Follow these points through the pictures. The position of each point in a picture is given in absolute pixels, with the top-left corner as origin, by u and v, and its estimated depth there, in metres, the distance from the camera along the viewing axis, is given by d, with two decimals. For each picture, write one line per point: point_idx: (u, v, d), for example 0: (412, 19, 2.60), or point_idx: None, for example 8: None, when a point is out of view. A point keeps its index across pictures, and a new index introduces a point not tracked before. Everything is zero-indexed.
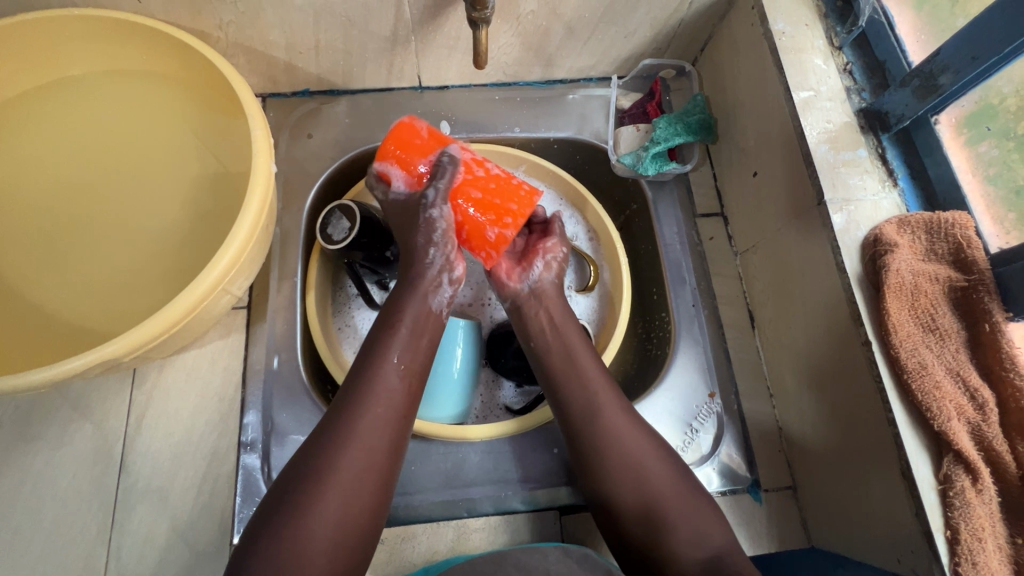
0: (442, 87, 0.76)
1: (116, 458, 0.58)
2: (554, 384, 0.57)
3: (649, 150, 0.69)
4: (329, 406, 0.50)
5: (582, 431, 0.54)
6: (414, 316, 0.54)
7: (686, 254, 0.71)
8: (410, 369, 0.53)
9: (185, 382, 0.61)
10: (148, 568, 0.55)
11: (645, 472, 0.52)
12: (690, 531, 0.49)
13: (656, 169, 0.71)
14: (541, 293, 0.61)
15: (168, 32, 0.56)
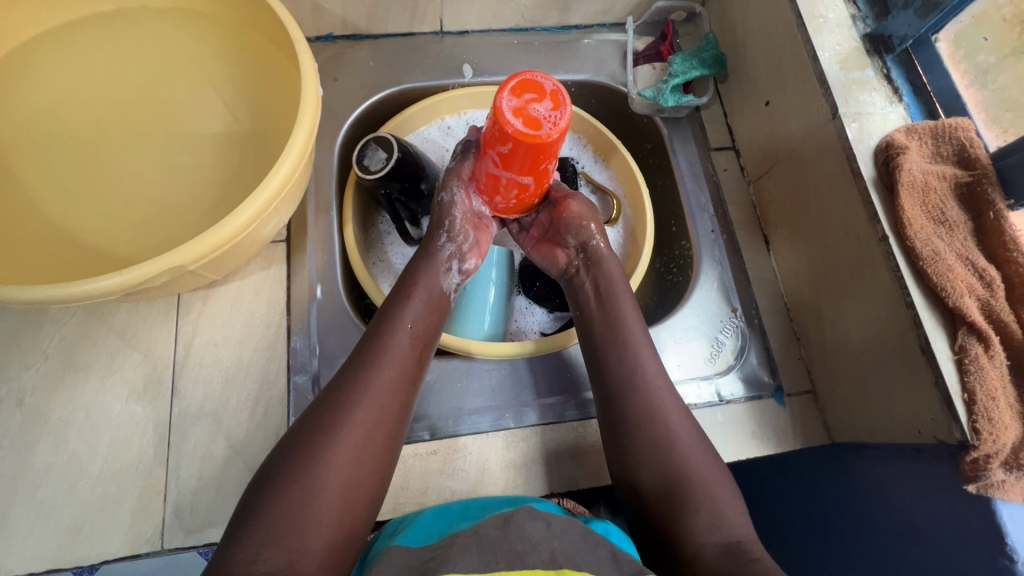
0: (462, 32, 0.79)
1: (167, 385, 0.58)
2: (600, 366, 0.58)
3: (668, 82, 0.71)
4: (353, 373, 0.51)
5: (625, 410, 0.56)
6: (426, 289, 0.58)
7: (702, 185, 0.75)
8: (417, 336, 0.55)
9: (231, 311, 0.62)
10: (208, 486, 0.56)
11: (682, 466, 0.53)
12: (711, 517, 0.50)
13: (675, 102, 0.72)
14: (595, 260, 0.63)
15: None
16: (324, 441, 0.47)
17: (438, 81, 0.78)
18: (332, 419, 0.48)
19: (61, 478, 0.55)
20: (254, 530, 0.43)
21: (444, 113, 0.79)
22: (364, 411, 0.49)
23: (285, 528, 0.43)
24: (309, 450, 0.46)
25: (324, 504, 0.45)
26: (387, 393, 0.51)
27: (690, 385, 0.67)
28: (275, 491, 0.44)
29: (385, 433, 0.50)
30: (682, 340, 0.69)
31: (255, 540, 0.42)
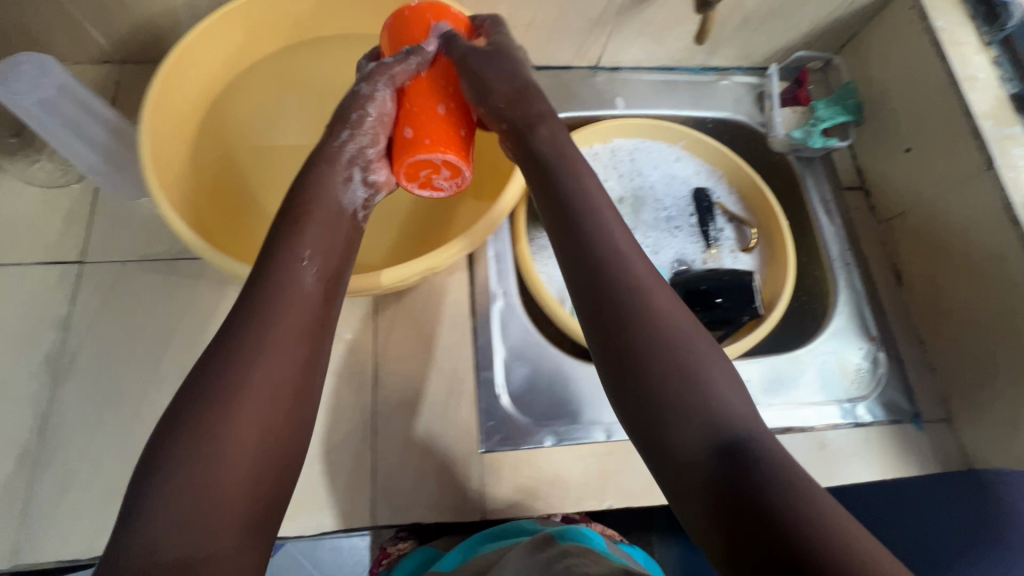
0: (614, 68, 0.86)
1: (370, 375, 0.64)
2: (595, 288, 0.44)
3: (817, 126, 0.78)
4: (233, 312, 0.43)
5: (629, 345, 0.42)
6: (326, 215, 0.49)
7: (837, 221, 0.81)
8: (330, 270, 0.47)
9: (422, 311, 0.67)
10: (410, 470, 0.61)
11: (710, 414, 0.39)
12: (807, 495, 0.35)
13: (821, 143, 0.79)
14: (558, 136, 0.53)
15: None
16: (222, 386, 0.39)
17: (592, 111, 0.84)
18: (229, 377, 0.40)
19: None
20: (156, 499, 0.36)
21: (597, 141, 0.85)
22: (267, 343, 0.41)
23: (203, 499, 0.36)
24: (223, 402, 0.39)
25: (233, 472, 0.38)
26: (291, 320, 0.43)
27: (835, 406, 0.71)
28: (171, 448, 0.37)
29: (229, 352, 0.40)
30: (823, 363, 0.73)
31: (157, 511, 0.35)
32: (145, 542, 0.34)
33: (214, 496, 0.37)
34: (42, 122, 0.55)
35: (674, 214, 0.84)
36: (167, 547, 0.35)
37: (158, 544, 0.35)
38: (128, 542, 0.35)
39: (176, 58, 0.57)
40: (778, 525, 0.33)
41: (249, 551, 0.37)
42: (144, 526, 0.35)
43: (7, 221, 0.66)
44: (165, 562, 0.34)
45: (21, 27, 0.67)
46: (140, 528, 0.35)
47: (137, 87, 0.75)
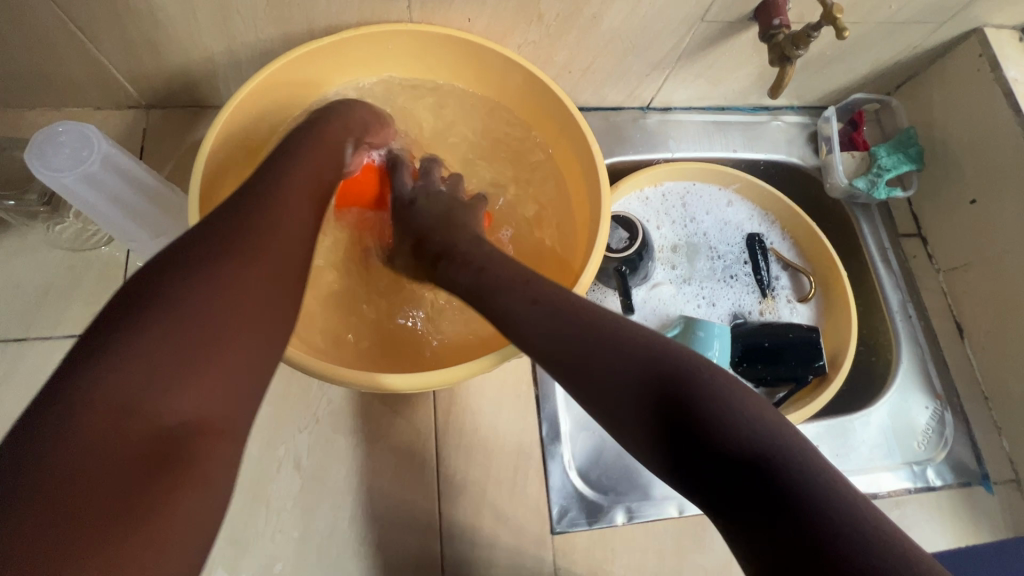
0: (665, 108, 0.82)
1: (432, 452, 0.61)
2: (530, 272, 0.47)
3: (883, 176, 0.76)
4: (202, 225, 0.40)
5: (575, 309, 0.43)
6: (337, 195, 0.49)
7: (896, 270, 0.79)
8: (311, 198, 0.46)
9: (482, 381, 0.64)
10: (479, 556, 0.58)
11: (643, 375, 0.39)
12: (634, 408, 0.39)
13: (887, 193, 0.77)
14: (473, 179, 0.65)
15: (485, 45, 0.59)
16: (211, 258, 0.38)
17: (643, 154, 0.81)
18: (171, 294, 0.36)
19: (345, 541, 0.57)
20: (125, 357, 0.34)
21: (647, 185, 0.81)
22: (261, 228, 0.41)
23: (128, 412, 0.33)
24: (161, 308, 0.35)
25: (162, 394, 0.34)
26: (287, 210, 0.43)
27: (905, 470, 0.69)
28: (144, 309, 0.35)
29: (240, 239, 0.40)
30: (891, 423, 0.71)
31: (125, 368, 0.33)
32: (119, 401, 0.33)
33: (188, 381, 0.35)
34: (80, 197, 0.49)
35: (729, 262, 0.81)
36: (170, 411, 0.34)
37: (131, 420, 0.33)
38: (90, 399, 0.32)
39: (218, 134, 0.54)
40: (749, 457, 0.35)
41: (241, 417, 0.37)
42: (107, 385, 0.33)
43: (32, 289, 0.60)
44: (146, 428, 0.33)
45: (44, 75, 0.62)
46: (106, 383, 0.33)
47: (167, 135, 0.69)
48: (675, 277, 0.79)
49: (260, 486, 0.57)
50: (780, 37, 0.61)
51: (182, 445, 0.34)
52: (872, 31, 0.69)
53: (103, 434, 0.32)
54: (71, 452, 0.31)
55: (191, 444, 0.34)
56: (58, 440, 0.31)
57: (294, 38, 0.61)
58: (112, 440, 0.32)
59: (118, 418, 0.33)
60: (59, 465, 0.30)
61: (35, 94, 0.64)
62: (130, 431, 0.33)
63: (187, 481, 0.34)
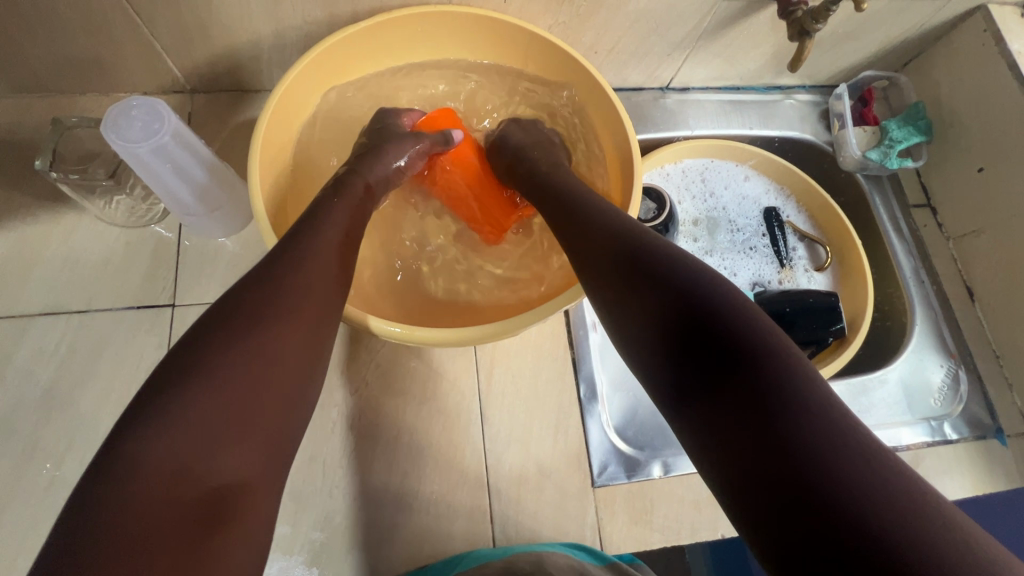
0: (683, 89, 0.86)
1: (477, 412, 0.64)
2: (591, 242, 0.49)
3: (895, 148, 0.80)
4: (243, 286, 0.42)
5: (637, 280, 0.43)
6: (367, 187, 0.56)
7: (908, 239, 0.82)
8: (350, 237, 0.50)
9: (521, 345, 0.67)
10: (526, 508, 0.61)
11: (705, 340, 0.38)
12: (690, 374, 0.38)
13: (898, 164, 0.81)
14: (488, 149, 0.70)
15: (516, 24, 0.62)
16: (254, 321, 0.39)
17: (665, 133, 0.85)
18: (217, 353, 0.37)
19: (396, 497, 0.60)
20: (172, 424, 0.34)
21: (668, 163, 0.85)
22: (290, 297, 0.42)
23: (179, 470, 0.33)
24: (211, 364, 0.37)
25: (207, 448, 0.34)
26: (313, 277, 0.44)
27: (923, 425, 0.72)
28: (187, 378, 0.36)
29: (274, 307, 0.41)
30: (908, 382, 0.74)
31: (179, 433, 0.34)
32: (168, 467, 0.33)
33: (236, 429, 0.36)
34: (151, 169, 0.52)
35: (748, 235, 0.84)
36: (214, 471, 0.34)
37: (185, 476, 0.33)
38: (141, 469, 0.33)
39: (269, 115, 0.57)
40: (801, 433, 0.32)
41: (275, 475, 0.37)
42: (155, 456, 0.33)
43: (92, 264, 0.63)
44: (196, 491, 0.33)
45: (97, 60, 0.64)
46: (156, 450, 0.33)
47: (212, 118, 0.72)
48: (697, 249, 0.83)
49: (316, 446, 0.60)
50: (799, 13, 0.64)
51: (226, 503, 0.34)
52: (884, 9, 0.73)
53: (152, 499, 0.32)
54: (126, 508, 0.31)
55: (233, 507, 0.34)
56: (118, 495, 0.31)
57: (337, 22, 0.64)
58: (169, 491, 0.33)
59: (171, 481, 0.33)
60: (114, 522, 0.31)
61: (87, 80, 0.67)
62: (183, 494, 0.33)
63: (228, 541, 0.33)
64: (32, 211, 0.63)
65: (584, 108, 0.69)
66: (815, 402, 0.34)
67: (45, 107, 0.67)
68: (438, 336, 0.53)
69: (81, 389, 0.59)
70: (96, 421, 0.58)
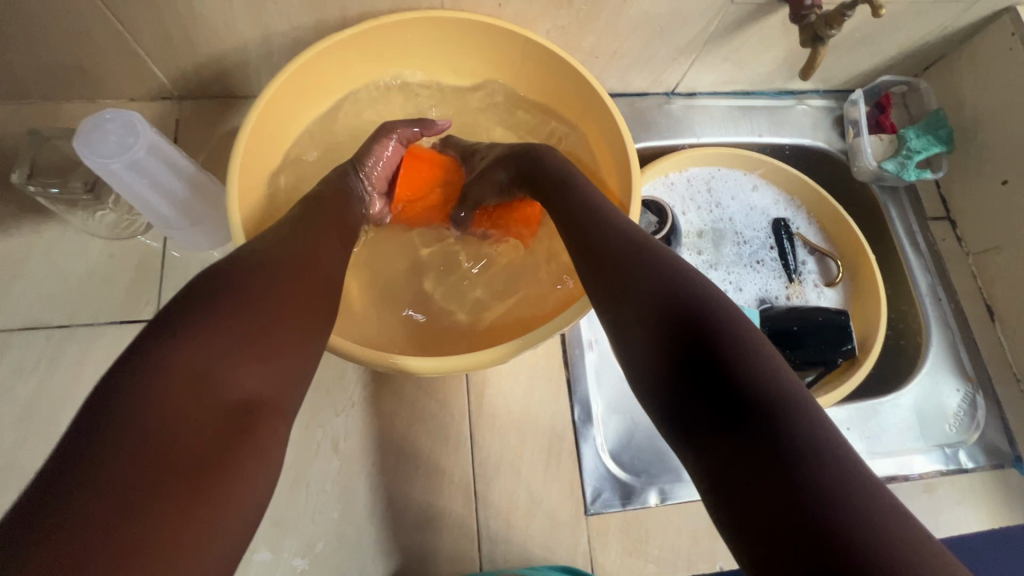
0: (689, 94, 0.82)
1: (466, 434, 0.61)
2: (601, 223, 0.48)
3: (913, 158, 0.76)
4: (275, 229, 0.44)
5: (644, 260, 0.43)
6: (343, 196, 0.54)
7: (926, 254, 0.78)
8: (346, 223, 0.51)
9: (514, 365, 0.64)
10: (516, 536, 0.59)
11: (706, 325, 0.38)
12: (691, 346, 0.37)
13: (916, 175, 0.77)
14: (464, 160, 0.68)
15: (508, 29, 0.59)
16: (281, 266, 0.41)
17: (669, 140, 0.81)
18: (251, 279, 0.38)
19: (380, 523, 0.58)
20: (203, 333, 0.35)
21: (673, 172, 0.81)
22: (308, 251, 0.44)
23: (206, 378, 0.34)
24: (249, 286, 0.38)
25: (227, 366, 0.35)
26: (327, 242, 0.46)
27: (937, 452, 0.68)
28: (221, 296, 0.37)
29: (290, 256, 0.42)
30: (922, 405, 0.71)
31: (205, 345, 0.34)
32: (194, 371, 0.34)
33: (258, 353, 0.37)
34: (126, 184, 0.50)
35: (755, 247, 0.81)
36: (233, 387, 0.35)
37: (211, 383, 0.34)
38: (170, 366, 0.33)
39: (251, 127, 0.55)
40: (784, 425, 0.32)
41: (287, 407, 0.38)
42: (184, 359, 0.34)
43: (74, 277, 0.62)
44: (217, 401, 0.34)
45: (81, 67, 0.63)
46: (182, 353, 0.34)
47: (200, 125, 0.70)
48: (702, 262, 0.79)
49: (301, 468, 0.58)
50: (813, 18, 0.61)
51: (241, 420, 0.34)
52: (904, 12, 0.68)
53: (176, 398, 0.32)
54: (149, 399, 0.31)
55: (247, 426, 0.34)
56: (144, 387, 0.32)
57: (326, 27, 0.61)
58: (194, 393, 0.33)
59: (192, 387, 0.33)
60: (138, 411, 0.31)
61: (73, 86, 0.65)
62: (205, 401, 0.33)
63: (242, 456, 0.33)
64: (15, 222, 0.62)
65: (582, 118, 0.65)
66: (795, 398, 0.34)
67: (31, 114, 0.66)
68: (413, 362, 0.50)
69: (63, 406, 0.58)
70: None
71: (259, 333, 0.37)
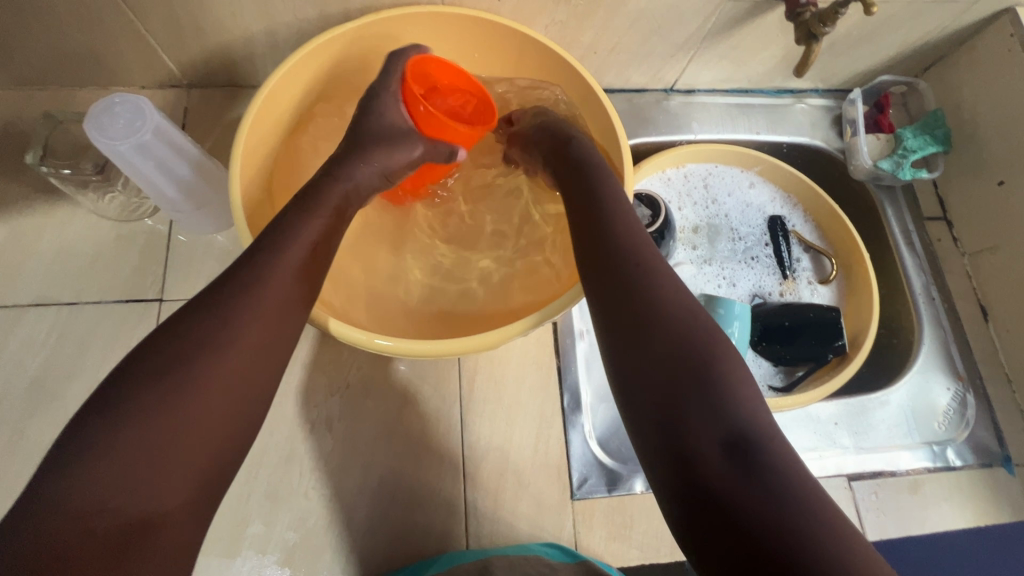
0: (688, 91, 0.83)
1: (457, 417, 0.63)
2: (609, 255, 0.45)
3: (908, 157, 0.76)
4: (212, 287, 0.40)
5: (650, 310, 0.41)
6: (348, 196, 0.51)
7: (920, 253, 0.79)
8: (319, 247, 0.45)
9: (505, 351, 0.66)
10: (503, 518, 0.60)
11: (709, 392, 0.37)
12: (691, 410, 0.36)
13: (911, 174, 0.77)
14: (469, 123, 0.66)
15: (504, 24, 0.60)
16: (202, 343, 0.37)
17: (667, 136, 0.82)
18: (166, 369, 0.36)
19: (371, 501, 0.59)
20: (103, 447, 0.33)
21: (670, 168, 0.82)
22: (266, 307, 0.40)
23: (109, 496, 0.32)
24: (157, 382, 0.35)
25: (135, 480, 0.33)
26: (280, 288, 0.41)
27: (925, 450, 0.69)
28: (128, 395, 0.35)
29: (214, 327, 0.38)
30: (912, 404, 0.71)
31: (107, 458, 0.33)
32: (96, 493, 0.32)
33: (166, 454, 0.34)
34: (134, 166, 0.52)
35: (750, 244, 0.82)
36: (140, 500, 0.33)
37: (113, 503, 0.32)
38: (69, 491, 0.32)
39: (255, 114, 0.56)
40: (779, 517, 0.32)
41: (202, 507, 0.36)
42: (88, 477, 0.32)
43: (83, 257, 0.64)
44: (120, 518, 0.32)
45: (93, 54, 0.65)
46: (84, 474, 0.32)
47: (207, 112, 0.72)
48: (696, 257, 0.80)
49: (296, 445, 0.60)
50: (807, 16, 0.62)
51: (148, 536, 0.33)
52: (902, 11, 0.69)
53: (75, 525, 0.31)
54: (47, 531, 0.31)
55: (154, 536, 0.33)
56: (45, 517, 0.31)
57: (329, 18, 0.63)
58: (94, 514, 0.32)
59: (94, 509, 0.32)
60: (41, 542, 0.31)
61: (86, 73, 0.67)
62: (109, 522, 0.32)
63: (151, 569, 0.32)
64: (29, 202, 0.65)
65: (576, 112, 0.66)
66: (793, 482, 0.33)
67: (47, 99, 0.69)
68: (402, 346, 0.51)
69: (68, 380, 0.60)
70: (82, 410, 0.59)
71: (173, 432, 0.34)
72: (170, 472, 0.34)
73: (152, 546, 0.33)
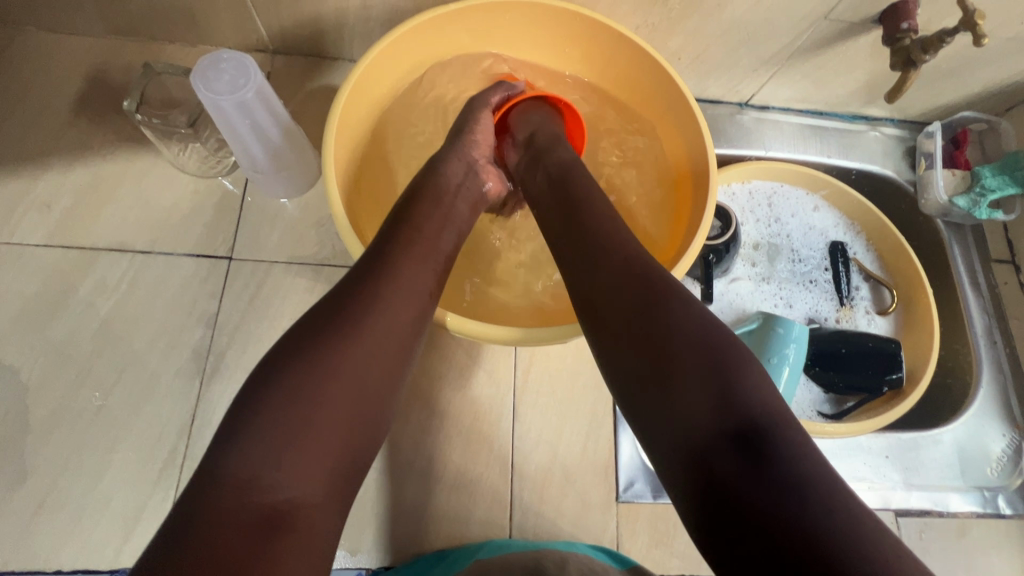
0: (762, 107, 0.83)
1: (509, 407, 0.63)
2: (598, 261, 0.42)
3: (987, 195, 0.74)
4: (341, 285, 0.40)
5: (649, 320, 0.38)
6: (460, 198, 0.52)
7: (984, 295, 0.77)
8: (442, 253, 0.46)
9: (562, 347, 0.66)
10: (546, 512, 0.60)
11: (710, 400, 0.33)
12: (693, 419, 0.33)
13: (986, 214, 0.76)
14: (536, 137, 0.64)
15: (601, 21, 0.60)
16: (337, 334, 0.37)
17: (737, 150, 0.82)
18: (310, 360, 0.35)
19: (418, 480, 0.59)
20: (249, 431, 0.33)
21: (736, 182, 0.82)
22: (391, 301, 0.39)
23: (256, 479, 0.32)
24: (303, 371, 0.35)
25: (278, 463, 0.32)
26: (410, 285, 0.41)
27: (974, 494, 0.68)
28: (273, 382, 0.35)
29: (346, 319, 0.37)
30: (966, 446, 0.70)
31: (256, 442, 0.33)
32: (236, 477, 0.31)
33: (305, 439, 0.33)
34: (229, 121, 0.53)
35: (810, 267, 0.81)
36: (281, 487, 0.32)
37: (257, 485, 0.31)
38: (222, 472, 0.32)
39: (352, 85, 0.56)
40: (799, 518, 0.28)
41: (340, 500, 0.34)
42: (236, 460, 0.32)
43: (160, 208, 0.65)
44: (265, 500, 0.31)
45: (189, 11, 0.66)
46: (237, 457, 0.32)
47: (289, 80, 0.73)
48: (755, 274, 0.80)
49: None
50: (907, 42, 0.61)
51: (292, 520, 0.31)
52: (998, 47, 0.68)
53: (223, 507, 0.30)
54: (200, 515, 0.30)
55: (295, 524, 0.32)
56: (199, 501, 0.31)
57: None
58: (241, 493, 0.31)
59: (240, 490, 0.31)
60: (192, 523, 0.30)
61: (178, 29, 0.68)
62: (254, 504, 0.31)
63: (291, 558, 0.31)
64: (113, 148, 0.66)
65: (659, 116, 0.66)
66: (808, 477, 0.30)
67: (137, 50, 0.70)
68: (488, 331, 0.51)
69: (135, 326, 0.61)
70: (146, 356, 0.60)
71: (313, 418, 0.34)
72: (309, 458, 0.33)
73: (291, 530, 0.31)
